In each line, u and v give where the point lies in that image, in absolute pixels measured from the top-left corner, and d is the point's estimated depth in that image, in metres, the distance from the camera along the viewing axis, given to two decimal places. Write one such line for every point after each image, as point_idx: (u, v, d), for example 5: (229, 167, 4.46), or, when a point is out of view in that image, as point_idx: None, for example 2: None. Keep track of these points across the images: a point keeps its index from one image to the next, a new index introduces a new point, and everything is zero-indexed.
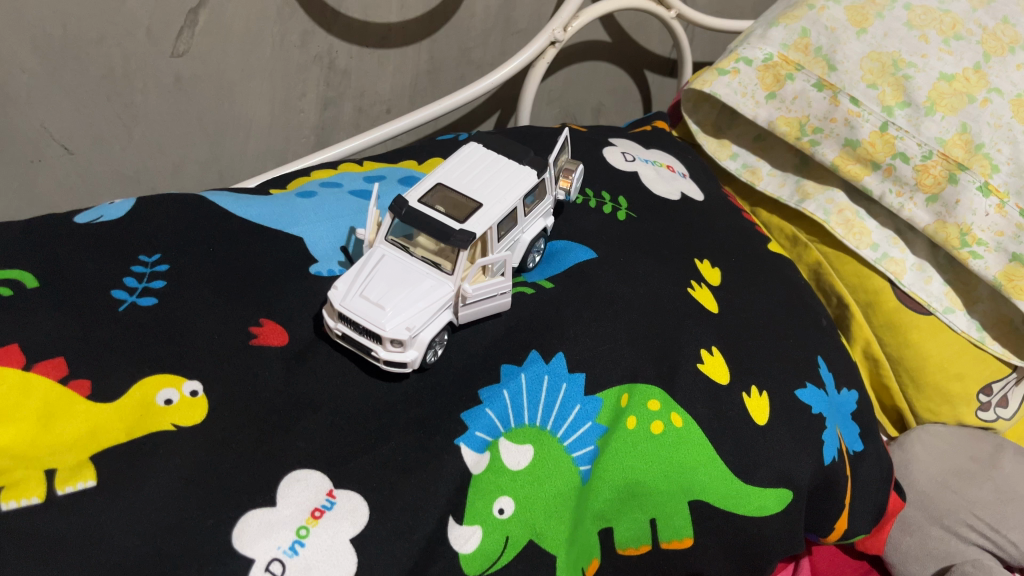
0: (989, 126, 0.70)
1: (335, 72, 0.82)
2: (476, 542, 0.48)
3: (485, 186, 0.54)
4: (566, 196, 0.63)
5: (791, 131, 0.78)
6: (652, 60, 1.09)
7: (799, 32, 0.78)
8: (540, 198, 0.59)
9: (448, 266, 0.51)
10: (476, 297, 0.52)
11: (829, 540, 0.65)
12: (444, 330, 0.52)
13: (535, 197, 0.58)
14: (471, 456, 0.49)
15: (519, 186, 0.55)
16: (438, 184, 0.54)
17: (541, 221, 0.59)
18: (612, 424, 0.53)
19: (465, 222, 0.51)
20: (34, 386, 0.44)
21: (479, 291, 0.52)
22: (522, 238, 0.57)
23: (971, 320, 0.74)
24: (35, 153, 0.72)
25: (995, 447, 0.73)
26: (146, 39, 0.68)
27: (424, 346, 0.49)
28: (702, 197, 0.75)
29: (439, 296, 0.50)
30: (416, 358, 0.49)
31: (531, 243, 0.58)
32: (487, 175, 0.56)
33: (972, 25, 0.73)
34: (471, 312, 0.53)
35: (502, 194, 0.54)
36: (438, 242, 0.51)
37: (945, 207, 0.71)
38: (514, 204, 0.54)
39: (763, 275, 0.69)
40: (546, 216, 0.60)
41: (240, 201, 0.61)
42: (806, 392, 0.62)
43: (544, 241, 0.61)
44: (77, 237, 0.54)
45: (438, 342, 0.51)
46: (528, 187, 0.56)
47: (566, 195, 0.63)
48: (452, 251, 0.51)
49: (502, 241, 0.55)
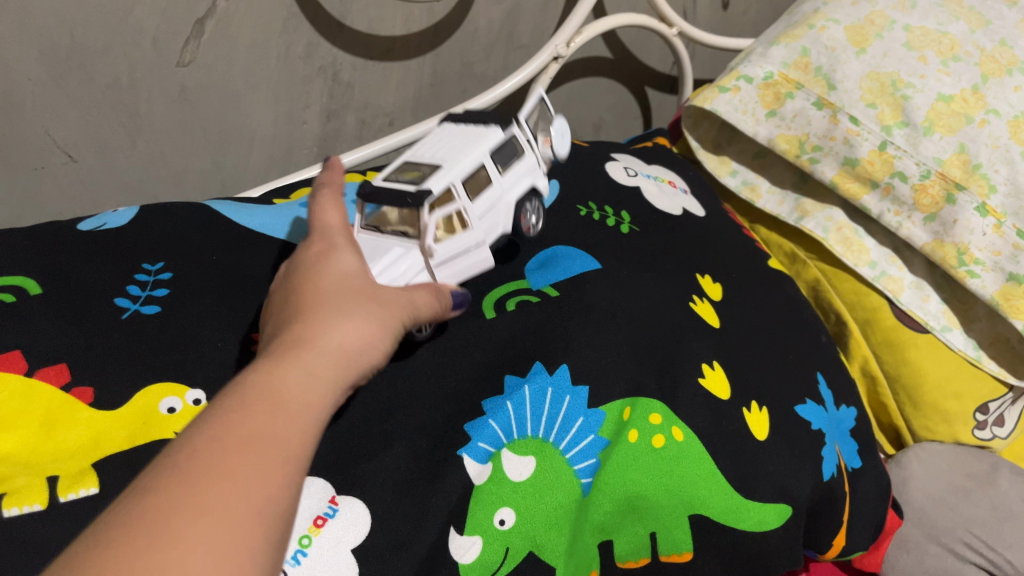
0: (986, 147, 0.71)
1: (339, 84, 0.83)
2: (476, 552, 0.48)
3: (452, 151, 0.54)
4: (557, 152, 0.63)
5: (791, 149, 0.79)
6: (653, 75, 1.10)
7: (799, 51, 0.79)
8: (518, 158, 0.58)
9: (414, 231, 0.51)
10: (445, 255, 0.52)
11: (826, 556, 0.65)
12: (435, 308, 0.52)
13: (511, 156, 0.57)
14: (473, 467, 0.49)
15: (484, 143, 0.55)
16: (403, 162, 0.53)
17: (525, 183, 0.59)
18: (614, 438, 0.53)
19: (422, 184, 0.50)
20: (36, 393, 0.44)
21: (446, 248, 0.51)
22: (504, 201, 0.56)
23: (968, 339, 0.75)
24: (38, 161, 0.72)
25: (991, 466, 0.73)
26: (152, 49, 0.69)
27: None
28: (702, 213, 0.75)
29: (406, 260, 0.49)
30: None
31: (517, 202, 0.57)
32: (452, 142, 0.55)
33: (970, 47, 0.74)
34: (447, 271, 0.52)
35: (464, 153, 0.53)
36: (400, 210, 0.50)
37: (942, 226, 0.72)
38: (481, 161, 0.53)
39: (762, 291, 0.70)
40: (531, 179, 0.60)
41: (244, 211, 0.62)
42: (806, 408, 0.63)
43: (537, 201, 0.61)
44: (81, 246, 0.54)
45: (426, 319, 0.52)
46: (493, 143, 0.55)
47: (549, 156, 0.63)
48: (414, 215, 0.50)
49: (479, 205, 0.53)
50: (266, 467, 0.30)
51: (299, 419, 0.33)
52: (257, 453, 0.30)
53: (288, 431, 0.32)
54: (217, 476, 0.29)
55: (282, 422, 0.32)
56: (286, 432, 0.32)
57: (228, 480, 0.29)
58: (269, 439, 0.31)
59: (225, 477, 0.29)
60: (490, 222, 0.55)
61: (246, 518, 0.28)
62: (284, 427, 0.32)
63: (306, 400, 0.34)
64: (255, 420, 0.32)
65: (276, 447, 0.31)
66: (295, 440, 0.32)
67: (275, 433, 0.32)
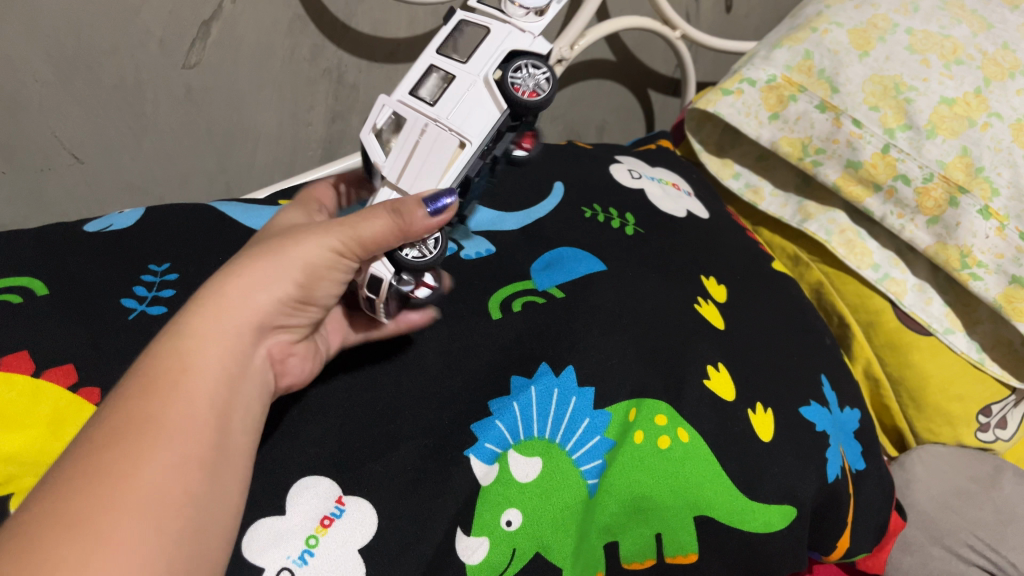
0: (989, 150, 0.71)
1: (344, 86, 0.83)
2: (483, 553, 0.48)
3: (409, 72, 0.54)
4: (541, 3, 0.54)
5: (794, 152, 0.79)
6: (656, 79, 1.10)
7: (802, 54, 0.79)
8: (487, 31, 0.54)
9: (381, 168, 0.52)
10: (397, 164, 0.50)
11: (830, 557, 0.65)
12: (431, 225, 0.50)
13: (478, 32, 0.54)
14: (481, 468, 0.49)
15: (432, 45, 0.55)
16: None
17: (500, 53, 0.53)
18: (620, 439, 0.53)
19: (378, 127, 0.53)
20: (42, 393, 0.44)
21: (395, 157, 0.50)
22: (478, 83, 0.52)
23: (970, 341, 0.75)
24: (44, 162, 0.72)
25: (994, 468, 0.73)
26: (158, 50, 0.69)
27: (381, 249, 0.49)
28: (706, 215, 0.75)
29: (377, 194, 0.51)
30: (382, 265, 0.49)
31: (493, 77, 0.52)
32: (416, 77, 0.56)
33: (973, 50, 0.74)
34: (410, 176, 0.50)
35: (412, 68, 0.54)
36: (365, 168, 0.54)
37: (945, 229, 0.72)
38: (424, 60, 0.52)
39: (766, 293, 0.70)
40: (505, 48, 0.53)
41: (250, 212, 0.62)
42: (810, 409, 0.63)
43: (527, 63, 0.53)
44: (88, 247, 0.54)
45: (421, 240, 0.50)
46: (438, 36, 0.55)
47: (535, 22, 0.54)
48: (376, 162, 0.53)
49: (440, 103, 0.51)
50: (136, 446, 0.34)
51: (179, 391, 0.37)
52: (125, 442, 0.34)
53: (164, 405, 0.36)
54: (89, 472, 0.33)
55: (153, 399, 0.36)
56: (160, 406, 0.36)
57: (102, 471, 0.33)
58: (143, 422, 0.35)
59: (99, 473, 0.33)
60: (467, 112, 0.51)
61: (120, 502, 0.32)
62: (159, 403, 0.36)
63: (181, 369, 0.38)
64: (130, 405, 0.36)
65: (146, 425, 0.35)
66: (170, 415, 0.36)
67: (147, 413, 0.36)
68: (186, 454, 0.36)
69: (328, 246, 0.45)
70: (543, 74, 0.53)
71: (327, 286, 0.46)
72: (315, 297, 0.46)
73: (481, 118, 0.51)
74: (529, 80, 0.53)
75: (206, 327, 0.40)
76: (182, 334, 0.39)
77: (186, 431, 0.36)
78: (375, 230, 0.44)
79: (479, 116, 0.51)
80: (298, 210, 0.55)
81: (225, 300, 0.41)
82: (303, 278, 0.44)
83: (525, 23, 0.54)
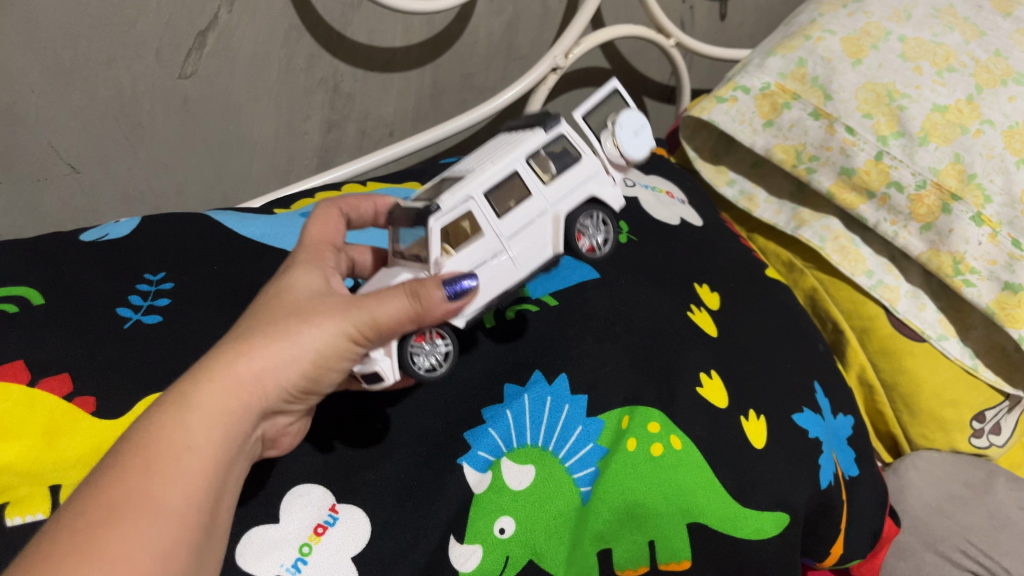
0: (981, 157, 0.71)
1: (340, 95, 0.84)
2: (476, 561, 0.48)
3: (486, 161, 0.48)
4: (632, 158, 0.51)
5: (788, 159, 0.80)
6: (651, 86, 1.11)
7: (795, 62, 0.80)
8: (577, 160, 0.50)
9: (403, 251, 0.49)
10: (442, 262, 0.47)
11: (824, 564, 0.65)
12: (443, 332, 0.48)
13: (567, 157, 0.49)
14: (474, 476, 0.49)
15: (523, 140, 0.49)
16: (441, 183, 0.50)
17: (584, 196, 0.50)
18: (612, 446, 0.53)
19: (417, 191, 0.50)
20: (37, 402, 0.44)
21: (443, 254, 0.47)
22: (552, 215, 0.48)
23: (964, 347, 0.75)
24: (41, 172, 0.72)
25: (987, 474, 0.74)
26: (155, 61, 0.70)
27: (395, 348, 0.45)
28: (700, 222, 0.76)
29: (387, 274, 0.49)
30: (388, 365, 0.45)
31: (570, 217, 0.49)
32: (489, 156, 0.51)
33: (964, 58, 0.75)
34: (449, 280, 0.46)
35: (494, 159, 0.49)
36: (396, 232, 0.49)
37: (938, 236, 0.73)
38: (515, 166, 0.47)
39: (760, 300, 0.70)
40: (592, 193, 0.50)
41: (245, 221, 0.63)
42: (803, 416, 0.63)
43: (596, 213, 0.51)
44: (84, 257, 0.54)
45: (431, 350, 0.48)
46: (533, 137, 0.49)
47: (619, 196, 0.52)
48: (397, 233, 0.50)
49: (506, 220, 0.47)
50: (136, 528, 0.34)
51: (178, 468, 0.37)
52: (123, 522, 0.34)
53: (165, 487, 0.36)
54: (83, 553, 0.32)
55: (154, 480, 0.36)
56: (161, 487, 0.36)
57: (98, 556, 0.33)
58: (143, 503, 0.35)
59: (93, 558, 0.32)
60: (527, 244, 0.48)
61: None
62: (160, 483, 0.36)
63: (183, 445, 0.37)
64: (131, 482, 0.35)
65: (146, 507, 0.35)
66: (168, 494, 0.36)
67: (147, 492, 0.35)
68: (181, 538, 0.35)
69: (343, 338, 0.42)
70: (597, 234, 0.52)
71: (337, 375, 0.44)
72: (317, 388, 0.44)
73: (535, 254, 0.48)
74: (594, 238, 0.52)
75: (209, 402, 0.39)
76: (185, 408, 0.38)
77: (183, 517, 0.36)
78: (389, 313, 0.42)
79: (535, 244, 0.48)
80: (314, 269, 0.47)
81: (233, 373, 0.40)
82: (312, 368, 0.42)
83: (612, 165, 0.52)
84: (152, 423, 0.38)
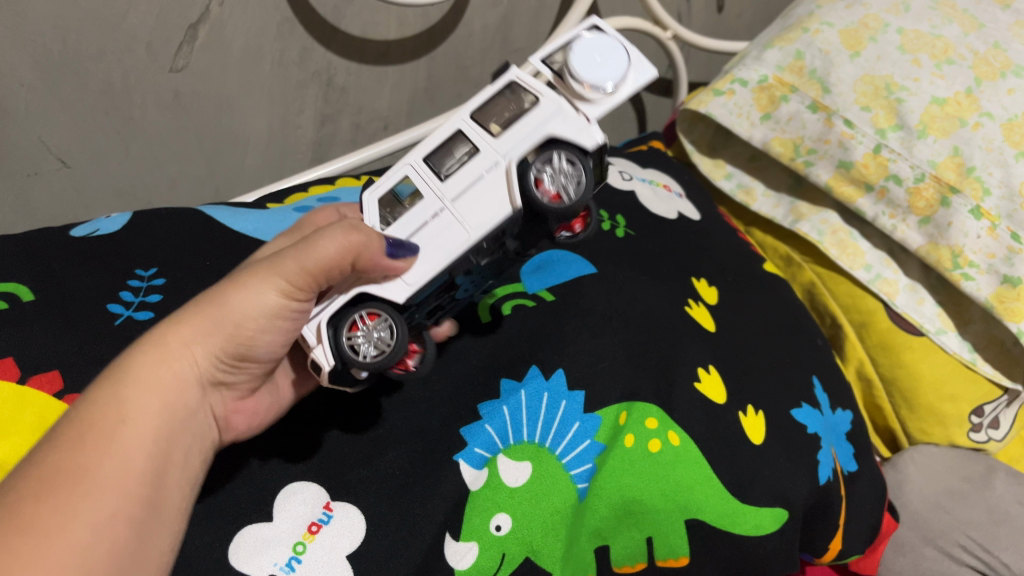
0: (980, 150, 0.71)
1: (334, 89, 0.83)
2: (472, 558, 0.47)
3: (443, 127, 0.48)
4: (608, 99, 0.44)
5: (786, 152, 0.80)
6: (648, 79, 1.10)
7: (793, 54, 0.79)
8: (536, 101, 0.44)
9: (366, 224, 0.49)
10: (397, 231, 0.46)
11: (823, 559, 0.65)
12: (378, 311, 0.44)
13: (525, 100, 0.45)
14: (469, 472, 0.49)
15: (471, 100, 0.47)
16: None
17: (541, 136, 0.43)
18: (610, 442, 0.53)
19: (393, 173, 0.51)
20: (26, 399, 0.44)
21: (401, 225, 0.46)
22: (501, 163, 0.44)
23: (963, 341, 0.75)
24: (31, 167, 0.71)
25: (986, 468, 0.73)
26: (146, 55, 0.69)
27: (324, 335, 0.44)
28: (698, 216, 0.75)
29: None
30: (321, 352, 0.44)
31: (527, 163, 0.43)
32: None
33: (964, 50, 0.74)
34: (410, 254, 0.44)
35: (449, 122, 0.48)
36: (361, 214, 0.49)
37: (937, 229, 0.72)
38: (452, 121, 0.46)
39: (758, 294, 0.70)
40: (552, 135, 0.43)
41: (236, 215, 0.62)
42: (801, 411, 0.63)
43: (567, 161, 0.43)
44: (74, 251, 0.53)
45: (370, 333, 0.43)
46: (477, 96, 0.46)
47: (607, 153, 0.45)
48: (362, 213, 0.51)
49: (454, 184, 0.45)
50: (67, 497, 0.36)
51: (109, 438, 0.38)
52: (55, 493, 0.36)
53: (98, 458, 0.38)
54: (15, 526, 0.34)
55: (85, 452, 0.37)
56: (95, 459, 0.38)
57: (29, 528, 0.34)
58: (74, 474, 0.37)
59: (23, 530, 0.34)
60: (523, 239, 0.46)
61: (51, 548, 0.34)
62: (87, 454, 0.38)
63: (116, 417, 0.39)
64: (64, 454, 0.37)
65: (80, 479, 0.37)
66: (103, 465, 0.38)
67: (80, 462, 0.37)
68: (117, 506, 0.37)
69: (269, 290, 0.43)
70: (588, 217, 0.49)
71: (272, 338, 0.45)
72: (251, 353, 0.45)
73: (487, 212, 0.43)
74: (556, 181, 0.43)
75: (141, 372, 0.41)
76: (118, 381, 0.40)
77: (116, 485, 0.38)
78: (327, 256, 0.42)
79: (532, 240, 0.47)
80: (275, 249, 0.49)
81: (166, 344, 0.42)
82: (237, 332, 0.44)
83: (587, 102, 0.44)
84: (86, 398, 0.40)
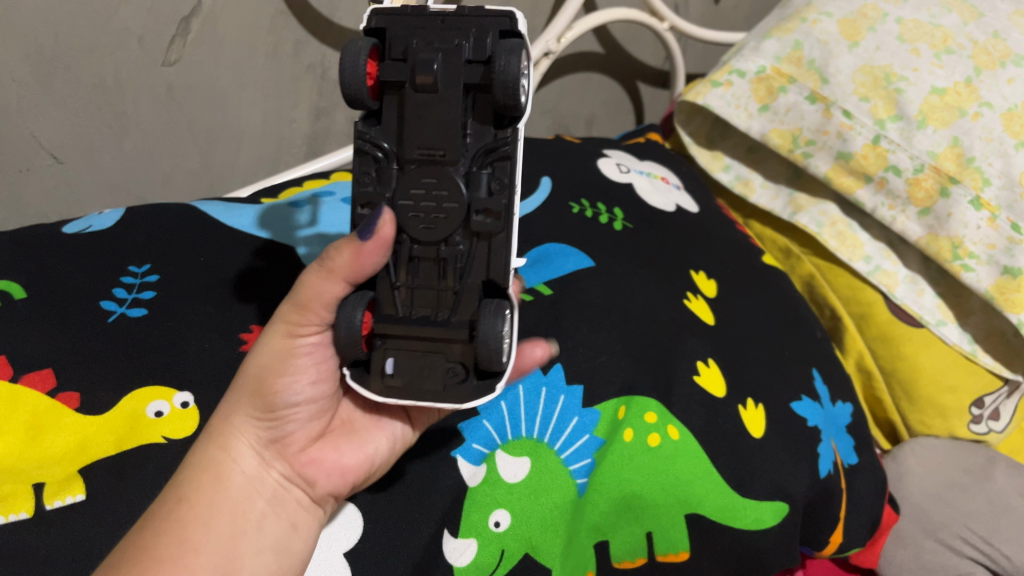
0: (980, 140, 0.70)
1: (328, 83, 0.82)
2: (471, 555, 0.47)
3: None
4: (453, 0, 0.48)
5: (784, 143, 0.79)
6: (644, 72, 1.10)
7: (792, 44, 0.78)
8: None
9: None
10: None
11: (824, 553, 0.64)
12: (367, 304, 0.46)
13: None
14: (467, 468, 0.48)
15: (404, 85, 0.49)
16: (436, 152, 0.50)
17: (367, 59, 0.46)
18: (608, 437, 0.52)
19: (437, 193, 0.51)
20: (18, 399, 0.43)
21: None
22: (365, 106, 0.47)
23: (963, 333, 0.75)
24: (23, 163, 0.70)
25: (986, 460, 0.73)
26: (138, 48, 0.68)
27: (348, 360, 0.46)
28: (696, 209, 0.75)
29: None
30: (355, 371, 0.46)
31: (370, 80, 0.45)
32: None
33: (963, 39, 0.73)
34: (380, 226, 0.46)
35: None
36: None
37: (937, 220, 0.72)
38: None
39: (757, 287, 0.69)
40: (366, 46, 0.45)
41: (232, 211, 0.61)
42: (801, 404, 0.62)
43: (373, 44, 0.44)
44: (65, 248, 0.52)
45: None
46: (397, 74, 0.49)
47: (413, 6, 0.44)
48: None
49: None
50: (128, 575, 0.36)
51: (166, 519, 0.39)
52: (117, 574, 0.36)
53: (154, 536, 0.38)
54: None
55: (143, 532, 0.38)
56: (152, 537, 0.38)
57: None
58: (137, 556, 0.37)
59: None
60: (422, 132, 0.43)
61: None
62: (147, 535, 0.38)
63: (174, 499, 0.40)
64: (127, 540, 0.38)
65: (140, 557, 0.37)
66: (161, 542, 0.38)
67: (140, 542, 0.38)
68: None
69: (275, 341, 0.43)
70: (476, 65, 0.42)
71: (298, 380, 0.44)
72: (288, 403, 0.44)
73: None
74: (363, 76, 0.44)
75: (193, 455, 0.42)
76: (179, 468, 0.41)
77: (174, 560, 0.38)
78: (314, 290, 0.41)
79: (436, 127, 0.43)
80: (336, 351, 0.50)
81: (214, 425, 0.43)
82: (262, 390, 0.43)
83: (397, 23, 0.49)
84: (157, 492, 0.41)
